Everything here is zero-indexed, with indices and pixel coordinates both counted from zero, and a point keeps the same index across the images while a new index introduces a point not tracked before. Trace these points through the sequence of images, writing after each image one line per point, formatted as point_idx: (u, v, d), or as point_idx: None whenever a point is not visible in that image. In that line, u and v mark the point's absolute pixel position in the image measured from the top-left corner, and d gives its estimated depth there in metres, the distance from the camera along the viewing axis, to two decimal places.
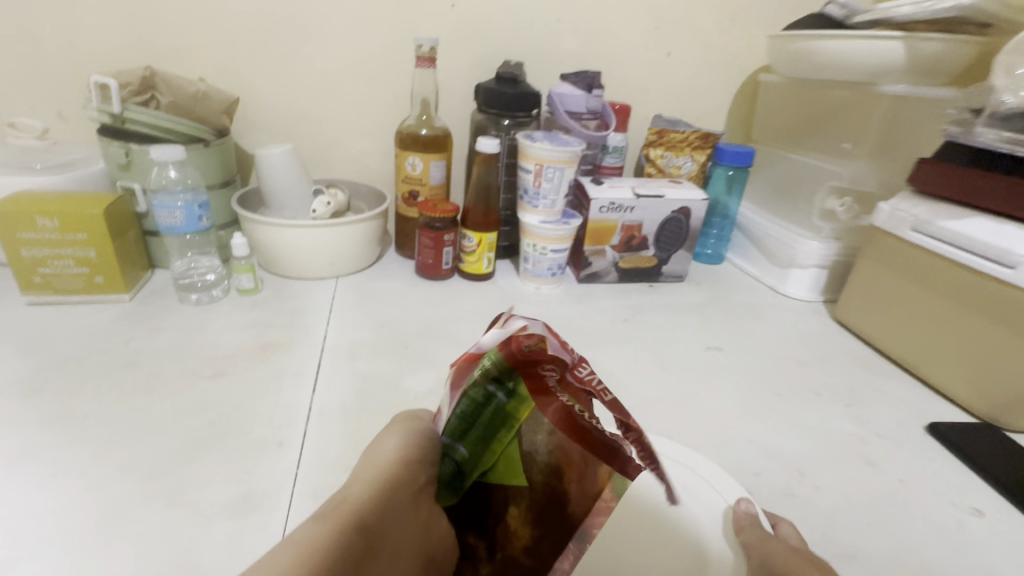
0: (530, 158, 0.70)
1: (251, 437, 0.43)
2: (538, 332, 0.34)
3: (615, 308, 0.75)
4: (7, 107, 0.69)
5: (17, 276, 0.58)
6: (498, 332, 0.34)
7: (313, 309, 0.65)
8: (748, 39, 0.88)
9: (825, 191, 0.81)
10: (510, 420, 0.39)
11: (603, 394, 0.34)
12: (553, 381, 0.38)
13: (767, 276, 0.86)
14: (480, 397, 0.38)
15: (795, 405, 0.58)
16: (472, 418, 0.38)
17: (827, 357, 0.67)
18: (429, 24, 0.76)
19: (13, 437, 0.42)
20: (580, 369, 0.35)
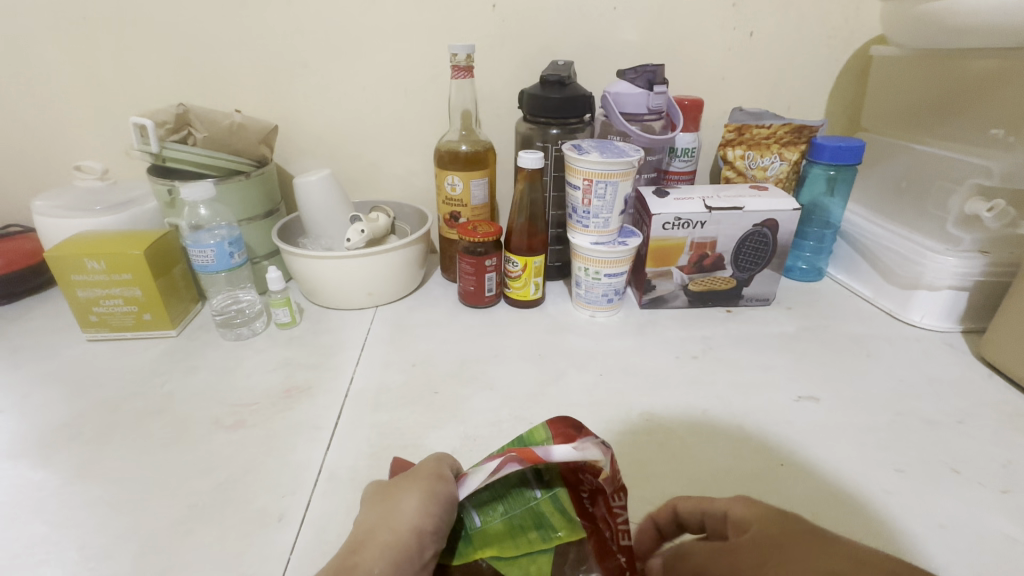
0: (578, 173, 0.61)
1: (252, 508, 0.41)
2: (608, 468, 0.32)
3: (684, 342, 0.64)
4: (82, 149, 0.74)
5: (76, 314, 0.61)
6: (571, 451, 0.32)
7: (345, 345, 0.61)
8: (856, 6, 0.71)
9: (963, 191, 0.62)
10: (545, 525, 0.36)
11: (622, 537, 0.33)
12: (590, 502, 0.35)
13: (882, 298, 0.70)
14: (517, 479, 0.36)
15: (921, 487, 0.44)
16: (502, 496, 0.36)
17: (967, 415, 0.52)
18: (469, 28, 0.69)
19: (38, 493, 0.43)
20: (617, 500, 0.33)
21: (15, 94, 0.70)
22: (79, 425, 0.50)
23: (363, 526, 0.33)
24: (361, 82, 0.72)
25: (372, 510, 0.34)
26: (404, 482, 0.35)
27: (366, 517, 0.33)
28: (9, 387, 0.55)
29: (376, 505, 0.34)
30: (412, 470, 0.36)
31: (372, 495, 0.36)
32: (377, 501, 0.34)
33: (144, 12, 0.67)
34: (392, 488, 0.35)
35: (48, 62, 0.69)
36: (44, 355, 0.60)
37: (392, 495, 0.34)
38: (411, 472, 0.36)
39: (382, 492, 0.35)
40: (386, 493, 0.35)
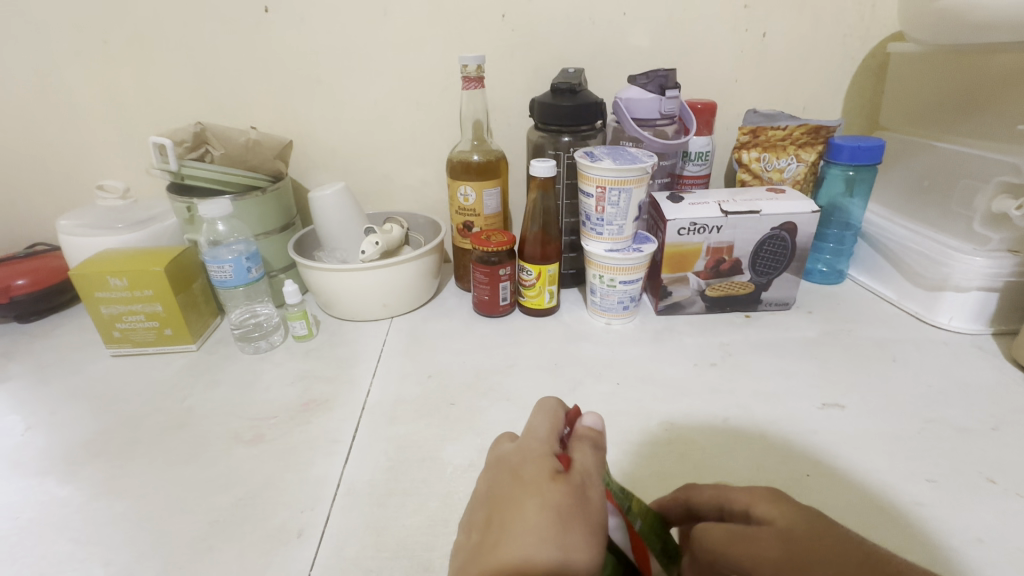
0: (591, 180, 0.60)
1: (273, 523, 0.41)
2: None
3: (703, 349, 0.62)
4: (105, 169, 0.76)
5: (100, 331, 0.62)
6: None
7: (361, 357, 0.62)
8: (872, 4, 0.70)
9: (991, 189, 0.60)
10: None
11: None
12: None
13: (907, 300, 0.68)
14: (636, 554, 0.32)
15: (955, 499, 0.43)
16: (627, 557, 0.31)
17: (1001, 421, 0.50)
18: (479, 39, 0.69)
19: (65, 509, 0.44)
20: None
21: (42, 117, 0.72)
22: (103, 441, 0.50)
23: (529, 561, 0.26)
24: (374, 95, 0.72)
25: (540, 538, 0.26)
26: (578, 513, 0.28)
27: (530, 544, 0.26)
28: (36, 403, 0.57)
29: (547, 532, 0.26)
30: (583, 492, 0.29)
31: (536, 498, 0.28)
32: (548, 524, 0.27)
33: (163, 34, 0.68)
34: (563, 508, 0.27)
35: (72, 85, 0.71)
36: (70, 371, 0.61)
37: (566, 528, 0.27)
38: (582, 497, 0.28)
39: (553, 512, 0.27)
40: (558, 514, 0.27)
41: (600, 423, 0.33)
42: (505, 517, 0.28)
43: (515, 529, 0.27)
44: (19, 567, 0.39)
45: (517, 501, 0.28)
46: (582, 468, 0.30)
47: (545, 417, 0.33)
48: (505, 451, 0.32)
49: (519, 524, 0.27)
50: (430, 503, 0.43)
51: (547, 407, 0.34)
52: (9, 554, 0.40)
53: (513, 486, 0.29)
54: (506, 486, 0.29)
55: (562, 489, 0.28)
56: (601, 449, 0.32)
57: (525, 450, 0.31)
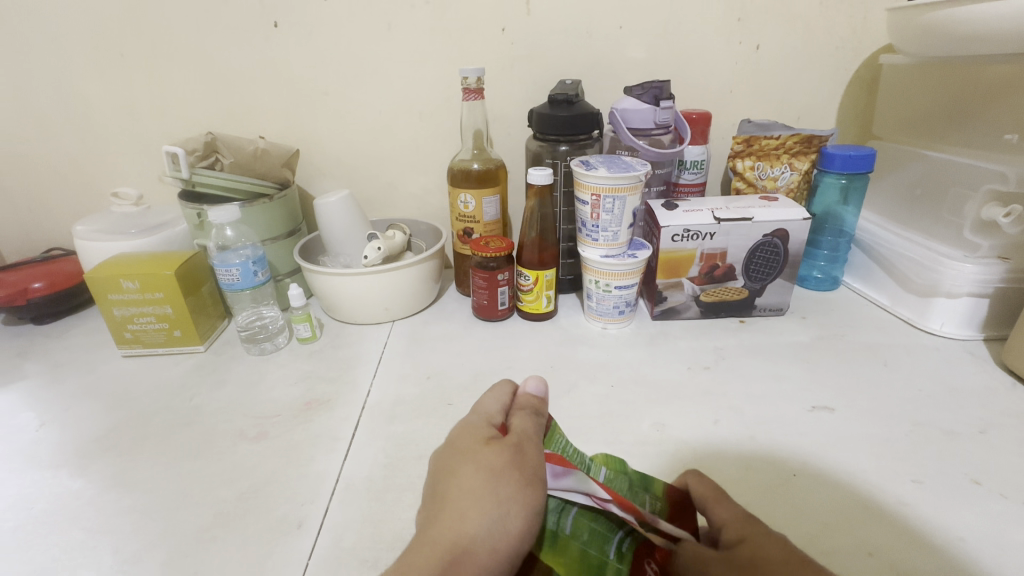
0: (587, 189, 0.62)
1: (275, 515, 0.43)
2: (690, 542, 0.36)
3: (697, 353, 0.64)
4: (119, 176, 0.79)
5: (113, 332, 0.64)
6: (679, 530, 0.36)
7: (363, 359, 0.64)
8: (863, 16, 0.72)
9: (980, 197, 0.61)
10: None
11: None
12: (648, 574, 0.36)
13: (900, 306, 0.69)
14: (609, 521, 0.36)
15: (938, 499, 0.43)
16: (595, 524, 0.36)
17: (988, 425, 0.51)
18: (479, 52, 0.72)
19: (77, 500, 0.45)
20: None
21: (61, 127, 0.76)
22: (113, 437, 0.52)
23: (468, 512, 0.32)
24: (378, 106, 0.75)
25: (479, 492, 0.32)
26: (513, 468, 0.34)
27: (471, 498, 0.32)
28: (51, 400, 0.59)
29: (485, 485, 0.33)
30: (518, 450, 0.35)
31: (474, 460, 0.34)
32: (486, 480, 0.33)
33: (177, 49, 0.71)
34: (499, 464, 0.33)
35: (90, 97, 0.74)
36: (83, 370, 0.64)
37: (500, 483, 0.33)
38: (516, 454, 0.34)
39: (490, 470, 0.33)
40: (495, 470, 0.33)
41: (542, 390, 0.41)
42: (450, 477, 0.34)
43: (459, 486, 0.33)
44: (32, 554, 0.41)
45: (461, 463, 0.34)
46: (519, 431, 0.36)
47: (495, 396, 0.40)
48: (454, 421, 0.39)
49: (463, 482, 0.33)
50: None
51: (497, 386, 0.40)
52: (24, 542, 0.42)
53: (460, 450, 0.35)
54: (450, 453, 0.36)
55: (497, 448, 0.34)
56: (539, 411, 0.39)
57: (470, 422, 0.38)
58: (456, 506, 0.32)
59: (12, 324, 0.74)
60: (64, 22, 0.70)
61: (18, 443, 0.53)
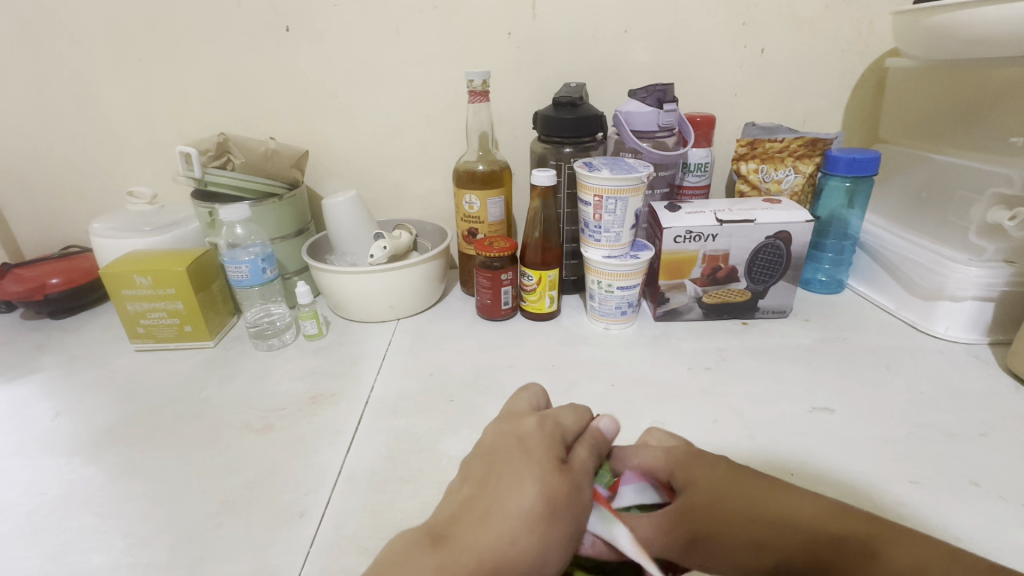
0: (589, 189, 0.63)
1: (278, 504, 0.44)
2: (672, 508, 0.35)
3: (698, 354, 0.64)
4: (135, 175, 0.81)
5: (126, 327, 0.66)
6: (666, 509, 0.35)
7: (367, 356, 0.65)
8: (869, 20, 0.72)
9: (986, 201, 0.61)
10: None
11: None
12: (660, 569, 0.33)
13: (906, 311, 0.69)
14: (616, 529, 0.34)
15: (937, 499, 0.43)
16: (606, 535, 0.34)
17: (990, 428, 0.50)
18: (486, 55, 0.73)
19: (89, 487, 0.47)
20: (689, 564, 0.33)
21: (81, 128, 0.78)
22: (125, 427, 0.54)
23: (517, 530, 0.29)
24: (386, 108, 0.76)
25: (529, 517, 0.30)
26: (571, 505, 0.31)
27: (522, 513, 0.30)
28: (66, 391, 0.61)
29: (539, 510, 0.30)
30: (578, 482, 0.32)
31: (537, 475, 0.31)
32: (542, 507, 0.30)
33: (192, 52, 0.73)
34: (559, 497, 0.31)
35: (109, 99, 0.76)
36: (97, 363, 0.66)
37: (554, 517, 0.30)
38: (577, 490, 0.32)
39: (551, 496, 0.31)
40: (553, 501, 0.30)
41: (613, 429, 0.37)
42: (502, 487, 0.31)
43: (513, 500, 0.30)
44: (46, 537, 0.42)
45: (524, 471, 0.32)
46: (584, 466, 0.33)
47: (572, 415, 0.37)
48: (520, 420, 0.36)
49: (519, 498, 0.30)
50: (427, 490, 0.45)
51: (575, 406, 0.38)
52: (38, 525, 0.43)
53: (523, 460, 0.32)
54: (511, 458, 0.33)
55: (566, 478, 0.32)
56: (604, 449, 0.36)
57: (542, 430, 0.35)
58: (502, 519, 0.29)
59: (30, 318, 0.77)
60: (86, 27, 0.72)
61: (33, 431, 0.54)
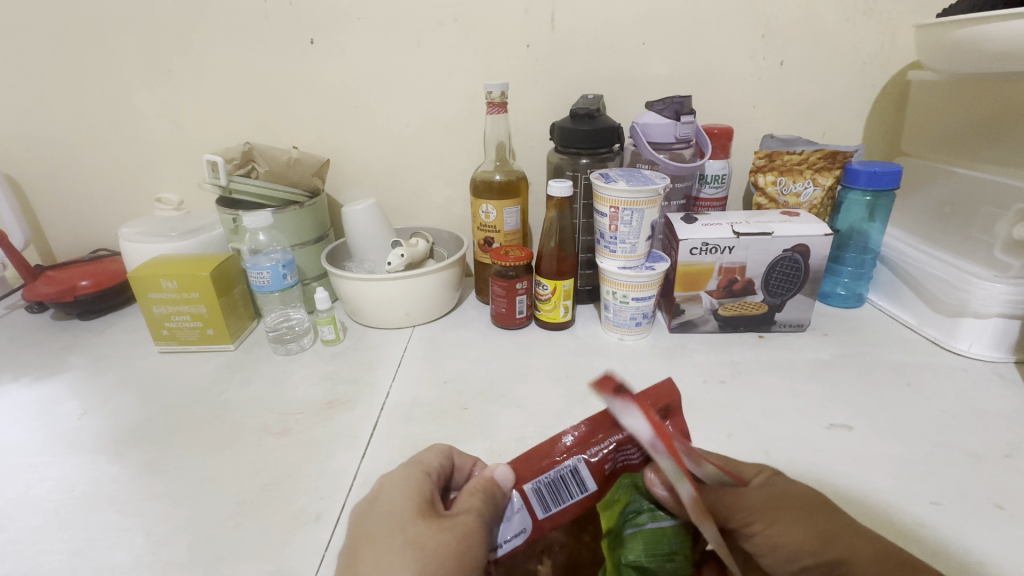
0: (605, 201, 0.63)
1: (294, 507, 0.45)
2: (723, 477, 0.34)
3: (713, 367, 0.63)
4: (163, 181, 0.84)
5: (151, 329, 0.68)
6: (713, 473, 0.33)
7: (384, 362, 0.66)
8: (890, 32, 0.71)
9: (1011, 217, 0.60)
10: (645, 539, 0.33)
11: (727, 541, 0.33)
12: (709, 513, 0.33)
13: (928, 326, 0.67)
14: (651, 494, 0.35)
15: (960, 521, 0.42)
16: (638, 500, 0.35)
17: (1016, 449, 0.49)
18: (504, 67, 0.74)
19: (112, 484, 0.48)
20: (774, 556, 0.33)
21: (113, 135, 0.81)
22: (149, 427, 0.56)
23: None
24: (406, 118, 0.78)
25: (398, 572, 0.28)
26: (450, 551, 0.30)
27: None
28: (92, 390, 0.63)
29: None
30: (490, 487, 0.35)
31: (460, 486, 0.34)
32: (405, 554, 0.29)
33: (220, 63, 0.76)
34: (430, 545, 0.30)
35: (140, 108, 0.79)
36: (123, 364, 0.67)
37: (425, 563, 0.29)
38: (451, 536, 0.30)
39: (416, 545, 0.29)
40: (423, 552, 0.29)
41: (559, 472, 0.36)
42: (365, 556, 0.30)
43: (379, 564, 0.29)
44: (72, 532, 0.44)
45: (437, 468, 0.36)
46: (462, 525, 0.31)
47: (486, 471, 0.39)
48: (384, 481, 0.34)
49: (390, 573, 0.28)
50: None
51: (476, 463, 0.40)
52: (64, 520, 0.45)
53: (384, 517, 0.31)
54: (376, 522, 0.31)
55: (432, 525, 0.31)
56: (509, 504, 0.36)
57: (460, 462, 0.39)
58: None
59: (60, 319, 0.79)
60: (121, 41, 0.75)
61: (61, 429, 0.56)
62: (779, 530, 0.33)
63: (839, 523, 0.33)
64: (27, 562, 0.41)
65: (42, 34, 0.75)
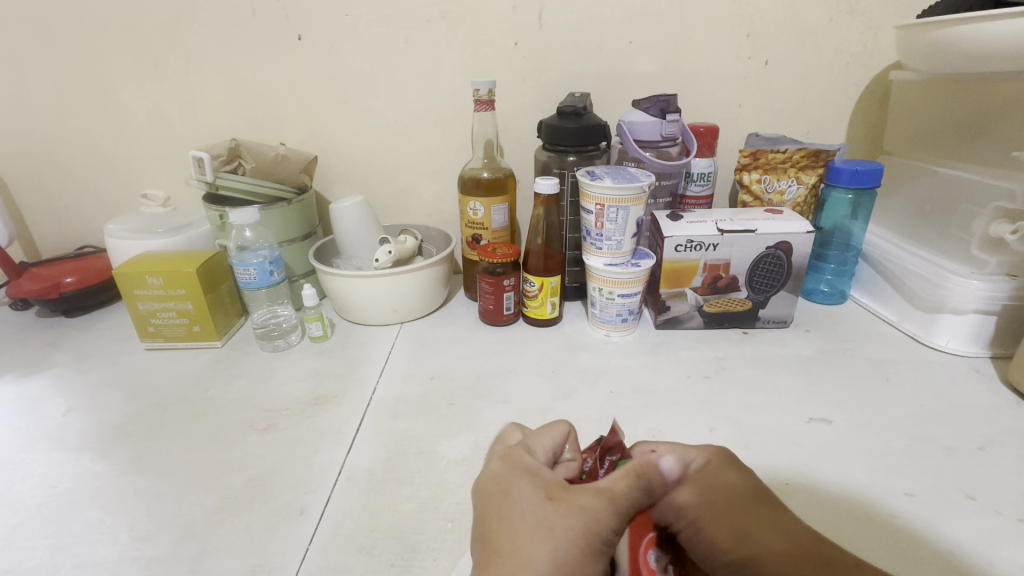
0: (591, 198, 0.64)
1: (279, 503, 0.45)
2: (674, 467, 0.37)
3: (697, 362, 0.64)
4: (150, 178, 0.83)
5: (137, 326, 0.68)
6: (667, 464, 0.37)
7: (370, 359, 0.66)
8: (873, 32, 0.72)
9: (987, 215, 0.61)
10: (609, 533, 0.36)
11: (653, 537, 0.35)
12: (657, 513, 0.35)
13: (907, 322, 0.69)
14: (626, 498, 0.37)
15: (932, 512, 0.43)
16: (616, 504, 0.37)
17: (988, 442, 0.50)
18: (492, 65, 0.74)
19: (96, 482, 0.48)
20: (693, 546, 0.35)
21: (99, 131, 0.80)
22: (134, 424, 0.55)
23: (531, 570, 0.28)
24: (394, 114, 0.78)
25: (534, 548, 0.29)
26: (576, 525, 0.30)
27: (529, 555, 0.29)
28: (76, 387, 0.62)
29: (545, 557, 0.29)
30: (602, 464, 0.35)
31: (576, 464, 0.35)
32: (536, 532, 0.30)
33: (207, 58, 0.75)
34: (562, 523, 0.30)
35: (126, 103, 0.78)
36: (108, 361, 0.67)
37: (557, 544, 0.29)
38: (579, 517, 0.30)
39: (543, 521, 0.30)
40: (554, 532, 0.30)
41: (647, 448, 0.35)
42: (500, 534, 0.31)
43: (515, 542, 0.30)
44: (54, 529, 0.44)
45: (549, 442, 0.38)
46: (587, 503, 0.31)
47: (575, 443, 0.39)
48: (503, 465, 0.34)
49: (521, 548, 0.29)
50: (424, 493, 0.46)
51: (563, 425, 0.39)
52: (47, 517, 0.45)
53: (512, 498, 0.32)
54: (503, 503, 0.32)
55: (550, 500, 0.31)
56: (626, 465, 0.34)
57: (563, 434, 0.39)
58: (513, 569, 0.29)
59: (45, 316, 0.79)
60: (106, 36, 0.75)
61: (44, 427, 0.56)
62: (702, 530, 0.35)
63: (762, 524, 0.34)
64: (10, 559, 0.41)
65: (26, 29, 0.74)
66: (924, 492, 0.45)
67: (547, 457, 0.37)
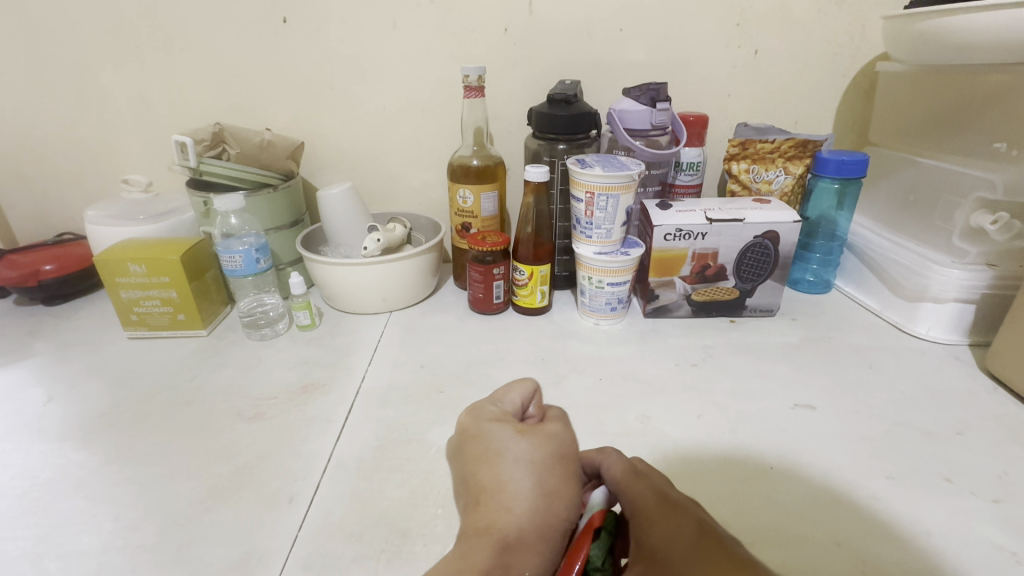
0: (581, 186, 0.64)
1: (266, 491, 0.45)
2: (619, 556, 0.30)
3: (685, 350, 0.65)
4: (130, 163, 0.81)
5: (119, 314, 0.66)
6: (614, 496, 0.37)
7: (359, 347, 0.65)
8: (861, 24, 0.73)
9: (969, 205, 0.62)
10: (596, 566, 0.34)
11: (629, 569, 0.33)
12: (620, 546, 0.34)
13: (890, 311, 0.70)
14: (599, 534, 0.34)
15: (911, 496, 0.45)
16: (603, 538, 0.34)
17: (966, 426, 0.52)
18: (482, 51, 0.73)
19: (80, 471, 0.47)
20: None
21: (76, 115, 0.78)
22: (117, 413, 0.55)
23: (516, 500, 0.33)
24: (381, 101, 0.77)
25: (518, 481, 0.34)
26: (551, 456, 0.35)
27: (513, 487, 0.33)
28: (58, 377, 0.61)
29: (529, 486, 0.33)
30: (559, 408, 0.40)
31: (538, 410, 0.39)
32: (519, 469, 0.34)
33: (188, 41, 0.73)
34: (539, 456, 0.35)
35: (104, 86, 0.76)
36: (90, 350, 0.66)
37: (538, 472, 0.34)
38: (549, 444, 0.36)
39: (524, 458, 0.35)
40: (534, 463, 0.35)
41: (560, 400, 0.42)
42: (484, 474, 0.35)
43: (499, 478, 0.34)
44: (37, 519, 0.43)
45: (514, 391, 0.40)
46: (552, 433, 0.36)
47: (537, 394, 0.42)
48: (470, 419, 0.38)
49: (507, 482, 0.34)
50: (414, 479, 0.46)
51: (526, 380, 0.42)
52: (30, 507, 0.44)
53: (488, 442, 0.36)
54: (483, 446, 0.36)
55: (527, 439, 0.36)
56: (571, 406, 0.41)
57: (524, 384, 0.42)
58: (501, 502, 0.33)
59: (23, 304, 0.77)
60: (83, 16, 0.72)
61: (24, 417, 0.55)
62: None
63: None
64: None
65: None
66: (903, 476, 0.46)
67: (516, 410, 0.40)
